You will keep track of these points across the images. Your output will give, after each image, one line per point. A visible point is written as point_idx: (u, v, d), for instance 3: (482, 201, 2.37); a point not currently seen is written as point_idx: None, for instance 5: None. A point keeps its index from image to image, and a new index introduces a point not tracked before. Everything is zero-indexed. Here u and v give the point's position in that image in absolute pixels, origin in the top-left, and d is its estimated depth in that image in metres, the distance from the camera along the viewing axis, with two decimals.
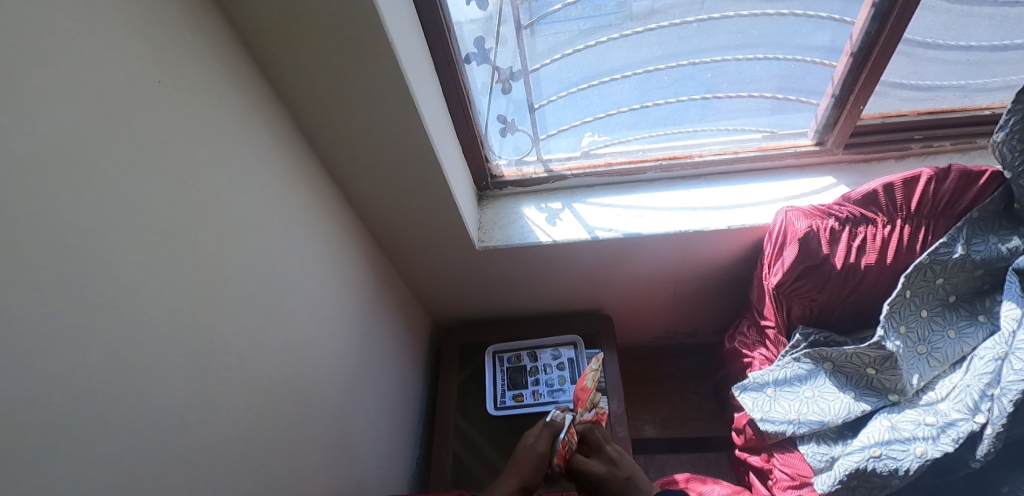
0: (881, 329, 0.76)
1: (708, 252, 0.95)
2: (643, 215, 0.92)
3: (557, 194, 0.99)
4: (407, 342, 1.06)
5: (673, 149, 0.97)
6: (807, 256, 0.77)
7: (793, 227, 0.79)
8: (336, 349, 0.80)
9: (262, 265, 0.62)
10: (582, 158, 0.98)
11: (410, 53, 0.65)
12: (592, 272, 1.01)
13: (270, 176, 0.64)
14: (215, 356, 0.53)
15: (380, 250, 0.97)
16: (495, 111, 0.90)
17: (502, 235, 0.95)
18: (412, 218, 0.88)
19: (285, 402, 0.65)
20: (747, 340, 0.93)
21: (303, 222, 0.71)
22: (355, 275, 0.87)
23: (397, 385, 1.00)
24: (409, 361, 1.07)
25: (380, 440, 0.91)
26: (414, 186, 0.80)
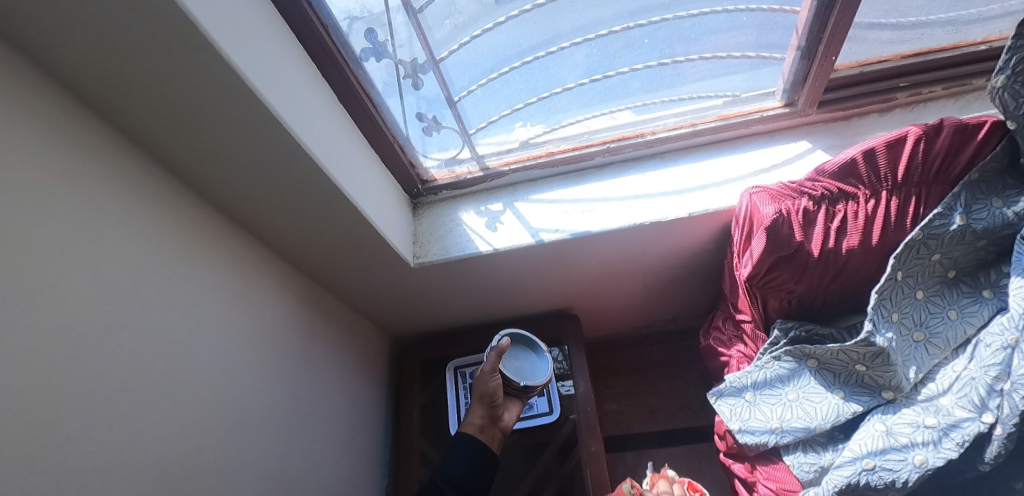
0: (870, 322, 0.65)
1: (672, 241, 0.83)
2: (594, 209, 0.81)
3: (497, 193, 0.88)
4: (358, 370, 0.97)
5: (622, 128, 0.84)
6: (778, 245, 0.66)
7: (759, 212, 0.67)
8: (259, 399, 0.71)
9: (126, 333, 0.52)
10: (520, 149, 0.86)
11: (271, 62, 0.53)
12: (548, 275, 0.91)
13: (121, 227, 0.54)
14: (61, 456, 0.44)
15: (308, 278, 0.87)
16: (410, 111, 0.78)
17: (439, 248, 0.85)
18: (331, 244, 0.77)
19: (186, 477, 0.57)
20: (724, 336, 0.81)
21: (185, 270, 0.61)
22: (275, 313, 0.77)
23: (349, 418, 0.92)
24: (363, 388, 0.98)
25: (332, 482, 0.84)
26: (319, 211, 0.69)
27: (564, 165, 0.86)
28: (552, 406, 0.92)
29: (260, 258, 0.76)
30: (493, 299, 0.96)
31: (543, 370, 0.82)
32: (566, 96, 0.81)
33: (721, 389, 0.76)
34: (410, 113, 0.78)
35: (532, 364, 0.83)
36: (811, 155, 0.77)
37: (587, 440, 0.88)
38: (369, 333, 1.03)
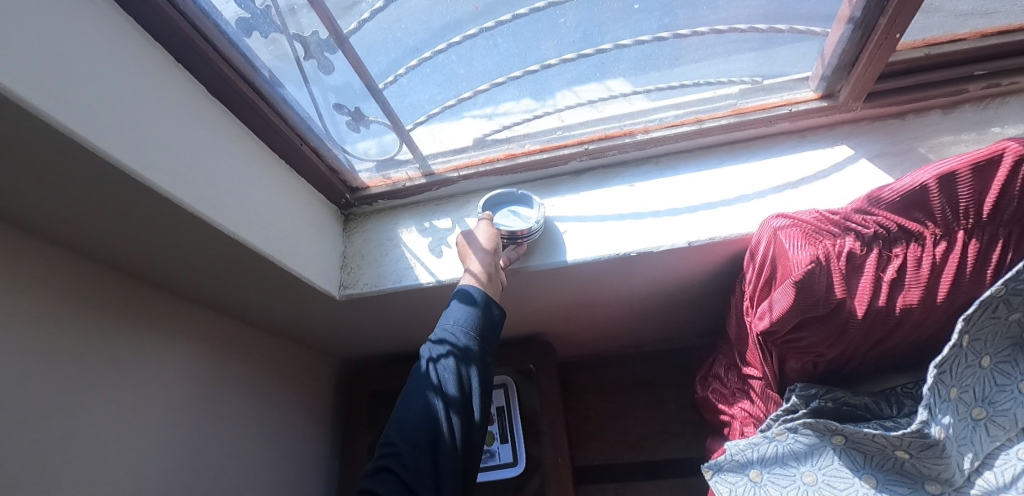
0: (924, 407, 0.49)
1: (667, 272, 0.65)
2: (567, 231, 0.62)
3: (446, 204, 0.68)
4: (292, 412, 0.81)
5: (606, 123, 0.65)
6: (810, 304, 0.48)
7: (790, 257, 0.48)
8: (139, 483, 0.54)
9: None
10: (474, 149, 0.67)
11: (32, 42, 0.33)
12: (514, 304, 0.73)
13: None
14: None
15: (211, 312, 0.68)
16: (324, 100, 0.59)
17: (371, 276, 0.66)
18: (223, 276, 0.59)
19: None
20: (726, 390, 0.66)
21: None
22: (159, 365, 0.59)
23: (279, 470, 0.75)
24: (299, 429, 0.81)
25: None
26: (191, 243, 0.50)
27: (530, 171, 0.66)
28: (518, 456, 0.75)
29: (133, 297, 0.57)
30: None
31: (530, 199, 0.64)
32: (528, 82, 0.61)
33: (720, 462, 0.61)
34: (326, 103, 0.60)
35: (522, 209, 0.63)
36: (852, 167, 0.59)
37: None
38: (306, 363, 0.86)
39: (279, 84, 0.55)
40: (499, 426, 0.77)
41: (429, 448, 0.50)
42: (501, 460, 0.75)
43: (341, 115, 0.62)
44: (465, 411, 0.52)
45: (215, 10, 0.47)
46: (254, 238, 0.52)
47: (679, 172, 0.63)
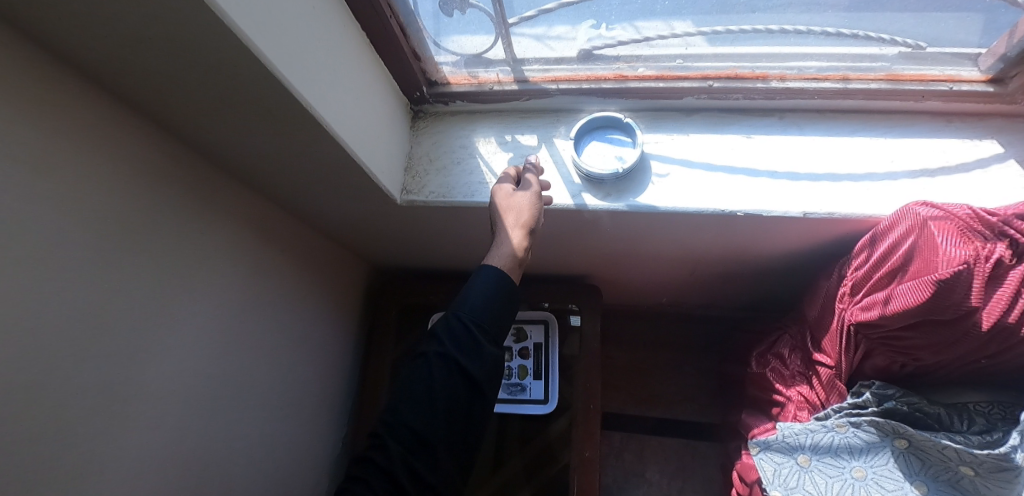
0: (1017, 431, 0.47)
1: (758, 241, 0.60)
2: (669, 175, 0.55)
3: (533, 119, 0.61)
4: (322, 310, 0.77)
5: (737, 61, 0.56)
6: (937, 307, 0.44)
7: (938, 252, 0.43)
8: (174, 359, 0.50)
9: None
10: (578, 63, 0.58)
11: None
12: (578, 242, 0.68)
13: None
14: None
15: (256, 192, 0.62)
16: None
17: (438, 185, 0.60)
18: (279, 155, 0.51)
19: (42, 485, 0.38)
20: (785, 372, 0.64)
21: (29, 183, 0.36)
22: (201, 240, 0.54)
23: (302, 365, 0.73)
24: (325, 329, 0.78)
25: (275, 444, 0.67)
26: (264, 110, 0.42)
27: (636, 98, 0.57)
28: (549, 395, 0.72)
29: (182, 159, 0.50)
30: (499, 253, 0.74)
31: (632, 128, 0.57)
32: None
33: (767, 441, 0.60)
34: None
35: (619, 139, 0.57)
36: (999, 167, 0.53)
37: (580, 444, 0.70)
38: (338, 263, 0.82)
39: None
40: (534, 363, 0.75)
41: (420, 453, 0.44)
42: (532, 398, 0.73)
43: None
44: (469, 413, 0.46)
45: None
46: (322, 111, 0.44)
47: (804, 134, 0.56)
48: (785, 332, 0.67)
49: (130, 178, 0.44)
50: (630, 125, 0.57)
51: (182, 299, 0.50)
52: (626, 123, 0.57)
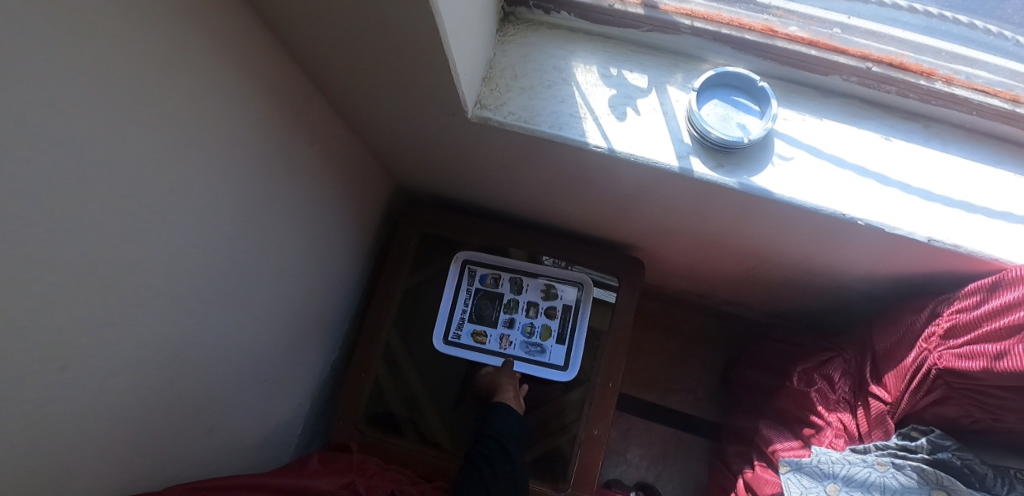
0: None
1: (853, 254, 0.54)
2: (792, 159, 0.48)
3: (645, 54, 0.52)
4: (334, 219, 0.68)
5: (905, 47, 0.48)
6: None
7: None
8: (171, 248, 0.41)
9: None
10: (727, 1, 0.49)
11: None
12: (651, 209, 0.61)
13: None
14: None
15: (295, 61, 0.50)
16: None
17: (519, 106, 0.50)
18: (348, 22, 0.40)
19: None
20: (829, 395, 0.59)
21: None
22: (226, 112, 0.43)
23: (304, 277, 0.65)
24: (334, 240, 0.69)
25: (264, 357, 0.60)
26: None
27: (779, 60, 0.49)
28: (569, 361, 0.71)
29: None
30: (555, 198, 0.67)
31: (767, 94, 0.48)
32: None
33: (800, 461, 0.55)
34: None
35: (742, 101, 0.49)
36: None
37: (591, 421, 0.68)
38: (363, 169, 0.71)
39: None
40: (558, 326, 0.73)
41: None
42: (552, 362, 0.72)
43: None
44: None
45: None
46: None
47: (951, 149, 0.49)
48: (835, 349, 0.62)
49: (154, 1, 0.33)
50: (765, 90, 0.48)
51: (189, 176, 0.40)
52: (760, 86, 0.48)
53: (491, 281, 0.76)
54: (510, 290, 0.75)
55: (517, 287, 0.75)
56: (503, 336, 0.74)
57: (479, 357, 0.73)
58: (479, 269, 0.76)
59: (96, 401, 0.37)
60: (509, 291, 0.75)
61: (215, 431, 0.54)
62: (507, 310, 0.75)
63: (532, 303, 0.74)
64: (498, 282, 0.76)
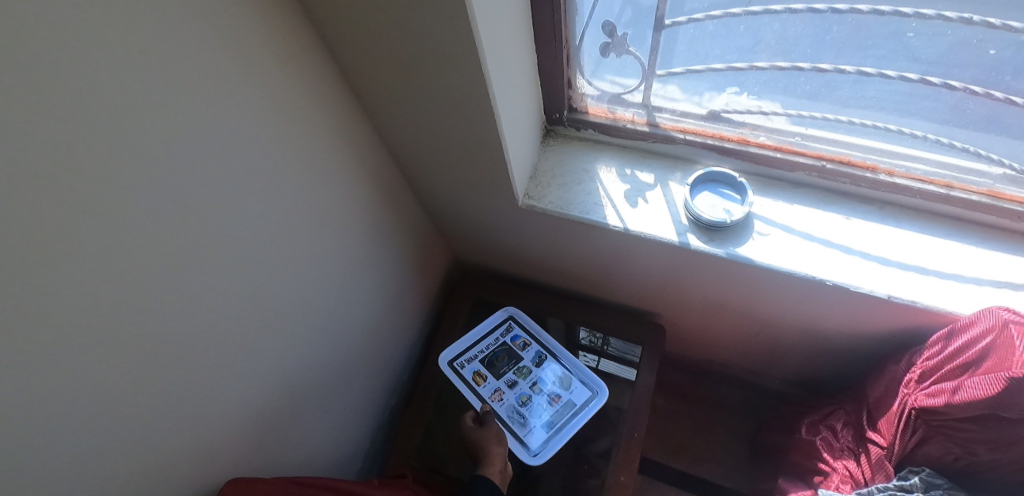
0: None
1: (835, 314, 0.65)
2: (769, 235, 0.62)
3: (654, 161, 0.70)
4: (405, 283, 0.86)
5: (852, 149, 0.62)
6: (1005, 405, 0.48)
7: (1014, 352, 0.48)
8: (300, 291, 0.58)
9: (183, 192, 0.38)
10: (706, 119, 0.66)
11: None
12: (667, 281, 0.75)
13: (210, 38, 0.37)
14: (62, 332, 0.32)
15: (395, 165, 0.71)
16: (600, 15, 0.56)
17: (557, 197, 0.68)
18: (437, 140, 0.60)
19: (199, 378, 0.46)
20: (835, 443, 0.67)
21: (268, 123, 0.45)
22: (347, 201, 0.62)
23: (378, 328, 0.81)
24: (403, 301, 0.86)
25: (345, 391, 0.75)
26: (457, 100, 0.51)
27: (751, 162, 0.66)
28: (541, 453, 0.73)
29: (354, 127, 0.59)
30: (586, 270, 0.82)
31: (745, 188, 0.64)
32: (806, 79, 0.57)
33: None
34: (597, 18, 0.56)
35: (727, 192, 0.65)
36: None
37: (617, 468, 0.75)
38: (430, 245, 0.90)
39: None
40: (551, 415, 0.76)
41: None
42: (526, 441, 0.73)
43: (605, 37, 0.59)
44: None
45: None
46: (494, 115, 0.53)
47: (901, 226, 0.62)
48: (843, 406, 0.71)
49: (324, 134, 0.54)
50: (742, 184, 0.64)
51: (319, 241, 0.59)
52: (739, 181, 0.65)
53: (522, 344, 0.82)
54: (534, 357, 0.81)
55: (538, 359, 0.81)
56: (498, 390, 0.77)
57: (467, 393, 0.77)
58: (518, 331, 0.84)
59: (240, 390, 0.52)
60: (529, 358, 0.81)
61: (303, 448, 0.68)
62: (517, 372, 0.79)
63: (542, 378, 0.79)
64: (526, 348, 0.82)
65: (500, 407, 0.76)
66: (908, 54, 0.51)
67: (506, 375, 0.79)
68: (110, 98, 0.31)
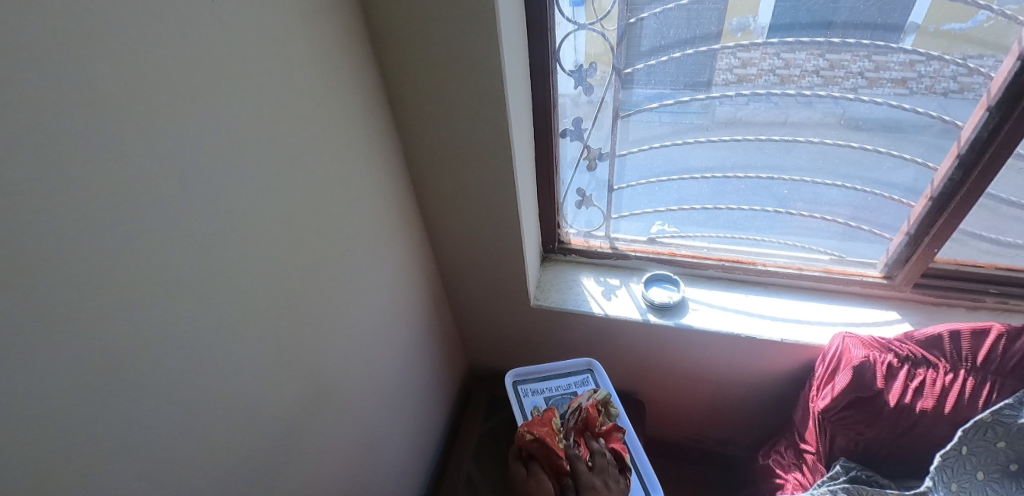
0: (930, 481, 0.75)
1: (756, 362, 0.95)
2: (699, 309, 0.96)
3: (617, 271, 1.07)
4: (438, 376, 1.13)
5: (739, 252, 1.03)
6: (859, 386, 0.78)
7: (850, 352, 0.80)
8: (380, 356, 0.88)
9: (347, 274, 0.73)
10: (646, 242, 1.04)
11: (518, 117, 0.78)
12: (641, 357, 1.04)
13: (371, 197, 0.76)
14: (297, 335, 0.64)
15: (439, 281, 1.08)
16: (576, 184, 0.97)
17: (557, 298, 1.02)
18: (473, 255, 0.99)
19: (325, 399, 0.74)
20: (784, 461, 0.91)
21: (385, 241, 0.83)
22: (411, 301, 0.96)
23: (420, 408, 1.06)
24: (436, 391, 1.13)
25: (393, 454, 0.98)
26: (492, 227, 0.91)
27: (682, 265, 1.05)
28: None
29: (420, 251, 0.97)
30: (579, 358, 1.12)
31: (677, 281, 1.00)
32: (710, 213, 0.99)
33: None
34: (574, 186, 0.98)
35: (669, 286, 1.00)
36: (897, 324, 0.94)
37: None
38: (454, 348, 1.21)
39: (564, 166, 0.95)
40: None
41: None
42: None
43: (578, 196, 0.99)
44: None
45: (561, 121, 0.88)
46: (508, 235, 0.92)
47: (776, 297, 1.01)
48: (784, 435, 0.95)
49: (406, 252, 0.91)
50: (676, 280, 1.00)
51: (395, 324, 0.91)
52: (674, 278, 1.00)
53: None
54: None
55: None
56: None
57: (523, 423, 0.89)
58: (590, 388, 0.94)
59: (339, 416, 0.78)
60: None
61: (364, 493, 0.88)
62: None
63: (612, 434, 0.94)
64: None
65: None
66: (763, 194, 0.94)
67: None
68: (339, 220, 0.69)
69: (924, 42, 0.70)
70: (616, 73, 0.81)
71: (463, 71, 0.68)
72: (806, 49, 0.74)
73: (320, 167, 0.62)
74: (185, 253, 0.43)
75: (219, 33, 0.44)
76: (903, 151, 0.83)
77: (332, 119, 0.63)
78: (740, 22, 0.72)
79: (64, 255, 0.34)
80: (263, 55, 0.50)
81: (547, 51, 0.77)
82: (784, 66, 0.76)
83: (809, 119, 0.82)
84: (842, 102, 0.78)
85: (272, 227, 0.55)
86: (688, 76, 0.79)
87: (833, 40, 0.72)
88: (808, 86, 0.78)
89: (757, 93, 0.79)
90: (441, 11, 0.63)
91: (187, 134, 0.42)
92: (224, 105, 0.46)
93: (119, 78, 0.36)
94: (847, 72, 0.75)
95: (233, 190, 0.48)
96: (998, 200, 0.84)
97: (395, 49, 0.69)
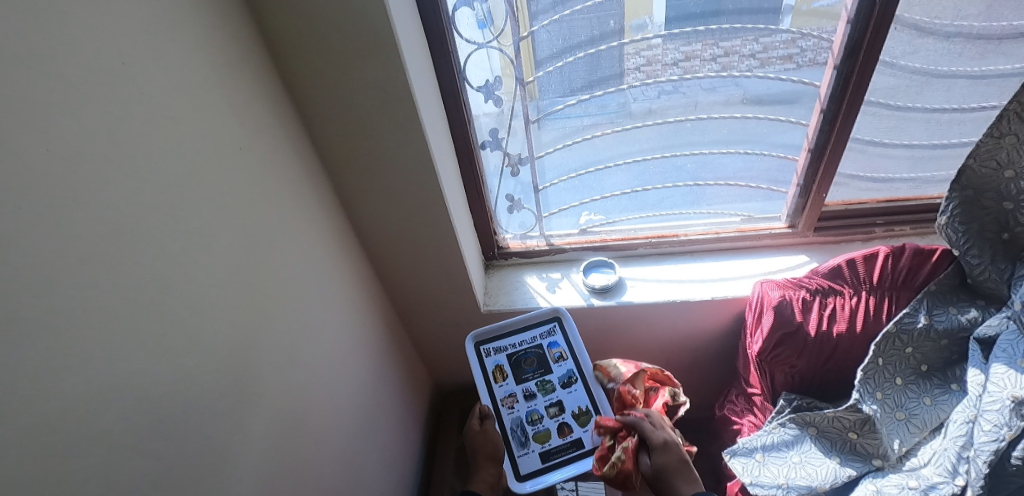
0: (857, 393, 0.83)
1: (697, 321, 1.06)
2: (635, 285, 1.07)
3: (556, 265, 1.15)
4: (407, 398, 1.17)
5: (663, 228, 1.13)
6: (783, 323, 0.88)
7: (767, 294, 0.91)
8: (349, 386, 0.91)
9: (296, 308, 0.76)
10: (579, 234, 1.13)
11: (438, 137, 0.84)
12: (593, 340, 1.13)
13: (310, 231, 0.80)
14: (251, 377, 0.65)
15: (392, 305, 1.11)
16: (504, 190, 1.04)
17: (505, 301, 1.09)
18: (421, 275, 1.03)
19: (301, 433, 0.76)
20: (737, 408, 1.02)
21: (331, 273, 0.86)
22: (369, 327, 1.00)
23: (395, 433, 1.09)
24: (407, 412, 1.16)
25: (377, 484, 1.00)
26: (433, 245, 0.96)
27: (615, 250, 1.14)
28: (527, 480, 0.85)
29: (368, 279, 1.00)
30: None
31: (612, 264, 1.09)
32: (634, 197, 1.07)
33: (734, 450, 0.91)
34: (503, 192, 1.04)
35: (607, 270, 1.10)
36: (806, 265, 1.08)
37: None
38: (416, 366, 1.25)
39: (489, 175, 1.01)
40: (551, 444, 0.87)
41: None
42: (518, 462, 0.86)
43: (509, 201, 1.06)
44: None
45: (478, 133, 0.94)
46: (451, 251, 0.97)
47: (703, 261, 1.12)
48: (734, 386, 1.07)
49: (353, 281, 0.94)
50: (611, 262, 1.10)
51: (356, 353, 0.94)
52: (610, 262, 1.10)
53: (557, 354, 0.94)
54: (562, 374, 0.93)
55: (564, 379, 0.92)
56: (511, 397, 0.91)
57: (485, 386, 0.91)
58: (558, 340, 0.95)
59: (319, 449, 0.81)
60: (553, 375, 0.92)
61: None
62: (540, 385, 0.92)
63: (561, 401, 0.90)
64: (555, 363, 0.93)
65: (508, 415, 0.89)
66: (678, 172, 1.03)
67: (526, 384, 0.91)
68: (278, 259, 0.71)
69: (800, 21, 0.80)
70: (521, 83, 0.88)
71: (376, 102, 0.73)
72: (701, 40, 0.83)
73: (249, 210, 0.65)
74: (123, 309, 0.46)
75: (122, 100, 0.47)
76: (789, 115, 0.93)
77: (256, 161, 0.66)
78: (638, 22, 0.81)
79: (17, 320, 0.37)
80: (175, 112, 0.53)
81: (454, 74, 0.83)
82: (685, 57, 0.85)
83: (720, 101, 0.92)
84: (741, 82, 0.89)
85: (209, 272, 0.58)
86: (598, 71, 0.86)
87: (723, 26, 0.81)
88: (710, 71, 0.87)
89: (665, 85, 0.89)
90: (345, 52, 0.68)
91: (112, 196, 0.45)
92: (135, 164, 0.48)
93: (40, 160, 0.39)
94: (741, 55, 0.85)
95: (162, 242, 0.51)
96: (863, 141, 0.98)
97: (306, 87, 0.73)
